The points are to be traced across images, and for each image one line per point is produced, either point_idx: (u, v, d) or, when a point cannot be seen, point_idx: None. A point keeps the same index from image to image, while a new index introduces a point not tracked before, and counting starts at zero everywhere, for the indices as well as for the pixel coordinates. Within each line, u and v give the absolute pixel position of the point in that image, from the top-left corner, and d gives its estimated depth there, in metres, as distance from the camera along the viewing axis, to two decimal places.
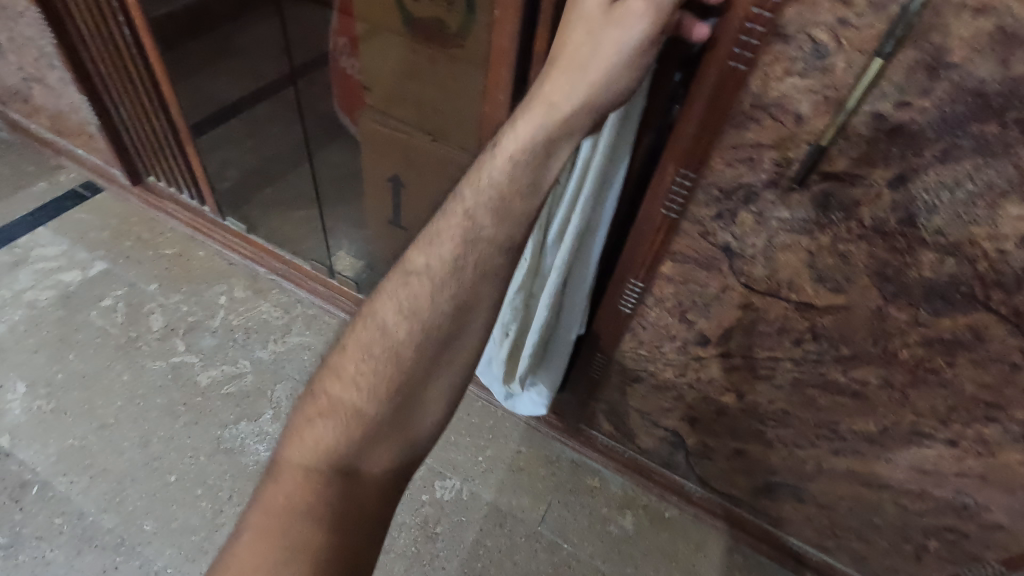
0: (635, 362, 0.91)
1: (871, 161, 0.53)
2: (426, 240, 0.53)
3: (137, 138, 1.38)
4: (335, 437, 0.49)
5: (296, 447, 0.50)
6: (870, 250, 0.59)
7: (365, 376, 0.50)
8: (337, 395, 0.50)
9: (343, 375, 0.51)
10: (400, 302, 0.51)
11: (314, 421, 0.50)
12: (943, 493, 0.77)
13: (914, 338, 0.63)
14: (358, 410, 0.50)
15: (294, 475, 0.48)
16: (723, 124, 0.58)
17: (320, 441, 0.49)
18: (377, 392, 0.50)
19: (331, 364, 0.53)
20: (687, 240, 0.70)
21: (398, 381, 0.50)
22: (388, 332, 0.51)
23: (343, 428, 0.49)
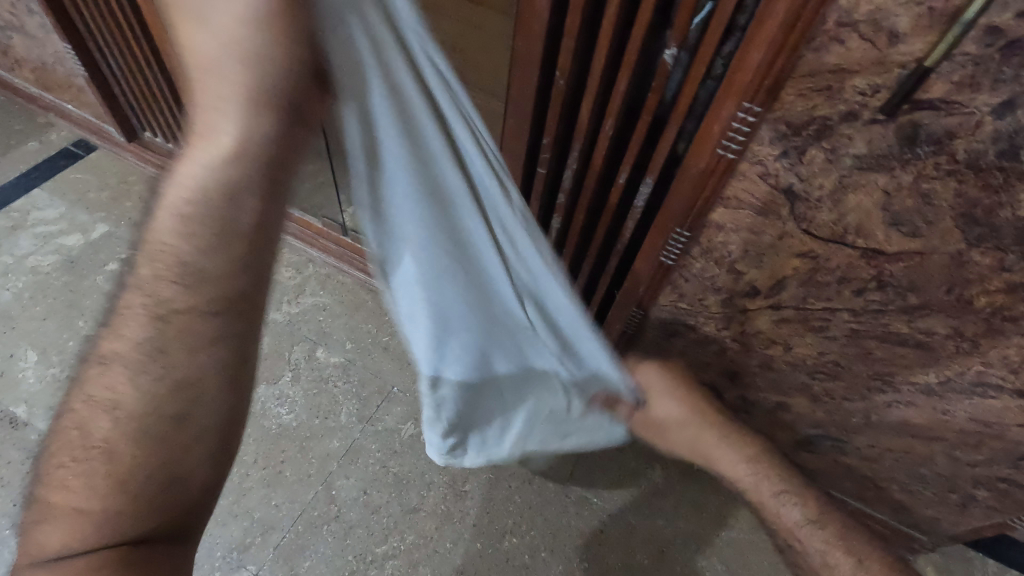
0: (674, 316, 0.87)
1: (976, 85, 0.46)
2: (116, 325, 0.48)
3: (128, 90, 1.29)
4: (59, 544, 0.44)
5: (31, 550, 0.45)
6: (959, 188, 0.53)
7: (92, 463, 0.45)
8: (63, 500, 0.45)
9: (61, 481, 0.46)
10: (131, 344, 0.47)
11: (45, 528, 0.45)
12: (1002, 445, 0.74)
13: (995, 285, 0.58)
14: (79, 512, 0.44)
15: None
16: (799, 47, 0.51)
17: (63, 542, 0.44)
18: (93, 489, 0.44)
19: (44, 471, 0.48)
20: (745, 183, 0.64)
21: (150, 448, 0.45)
22: (90, 434, 0.46)
23: (77, 529, 0.44)
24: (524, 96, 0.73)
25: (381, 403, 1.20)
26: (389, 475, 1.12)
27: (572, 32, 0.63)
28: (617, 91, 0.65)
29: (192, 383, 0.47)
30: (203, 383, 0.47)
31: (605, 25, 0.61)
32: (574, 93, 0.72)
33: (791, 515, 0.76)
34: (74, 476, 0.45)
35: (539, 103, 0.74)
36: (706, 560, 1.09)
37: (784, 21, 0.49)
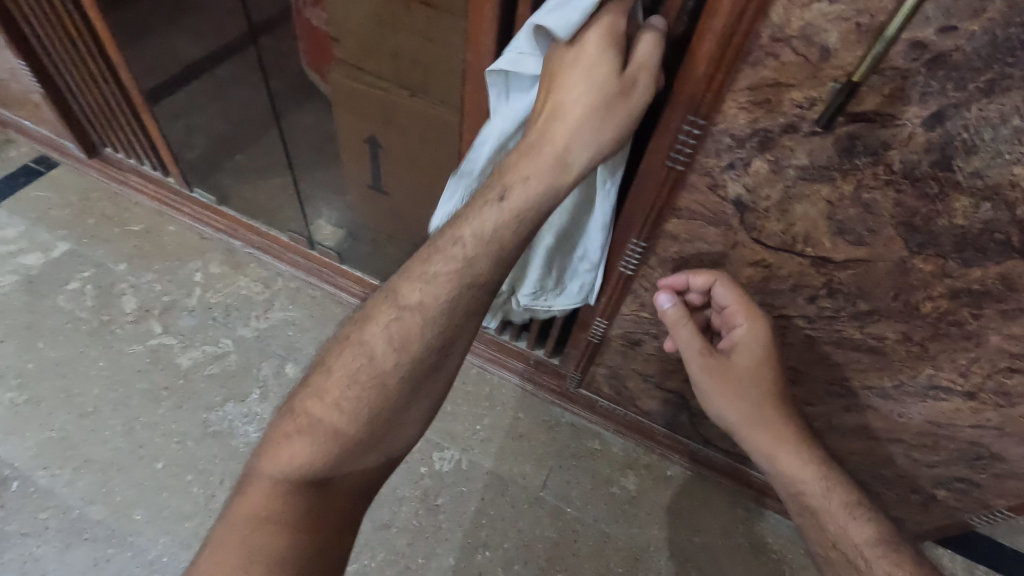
0: (637, 325, 0.87)
1: (905, 98, 0.47)
2: (420, 277, 0.57)
3: (88, 106, 1.27)
4: (310, 454, 0.54)
5: (272, 461, 0.54)
6: (897, 198, 0.54)
7: (346, 391, 0.55)
8: (318, 416, 0.55)
9: (325, 397, 0.56)
10: (381, 341, 0.56)
11: (285, 441, 0.55)
12: (957, 445, 0.75)
13: (938, 291, 0.59)
14: (338, 431, 0.55)
15: (262, 487, 0.53)
16: (738, 62, 0.51)
17: (289, 454, 0.54)
18: (359, 418, 0.55)
19: (309, 382, 0.58)
20: (695, 194, 0.64)
21: (382, 392, 0.55)
22: (375, 361, 0.56)
23: (323, 443, 0.54)
24: (478, 110, 0.73)
25: None
26: None
27: None
28: None
29: (416, 363, 0.56)
30: (456, 342, 0.58)
31: None
32: None
33: (859, 534, 0.66)
34: (336, 396, 0.55)
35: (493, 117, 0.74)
36: (681, 567, 1.09)
37: (723, 36, 0.50)
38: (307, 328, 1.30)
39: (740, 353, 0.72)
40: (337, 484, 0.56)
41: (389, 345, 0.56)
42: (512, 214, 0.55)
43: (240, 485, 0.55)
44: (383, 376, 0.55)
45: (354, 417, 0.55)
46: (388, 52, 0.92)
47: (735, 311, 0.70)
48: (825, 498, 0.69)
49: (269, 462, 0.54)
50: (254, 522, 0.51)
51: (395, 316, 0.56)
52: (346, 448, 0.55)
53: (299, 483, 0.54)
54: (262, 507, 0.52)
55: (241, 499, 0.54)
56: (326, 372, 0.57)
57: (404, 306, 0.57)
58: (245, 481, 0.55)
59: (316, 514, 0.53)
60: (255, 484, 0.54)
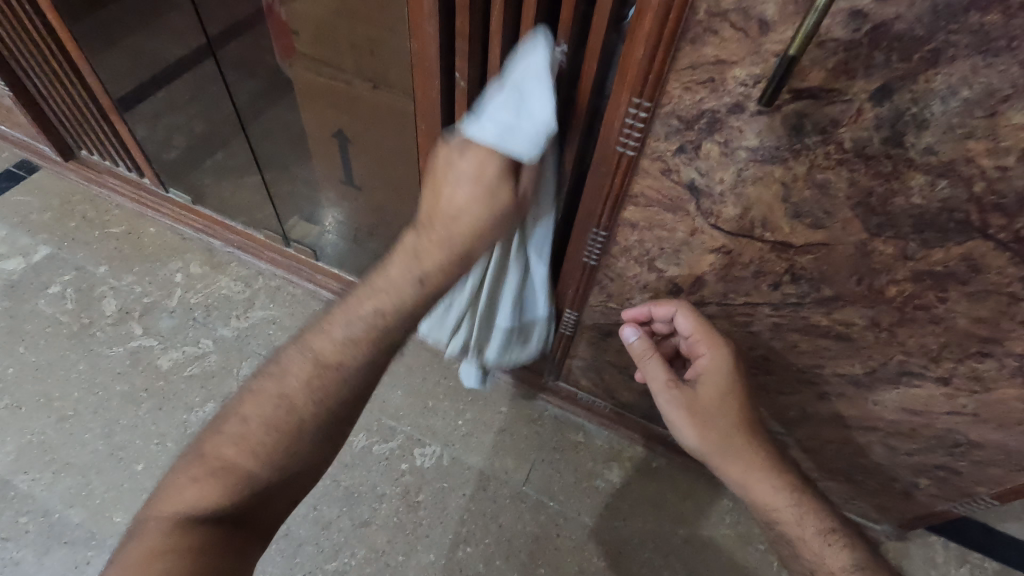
0: (606, 316, 0.85)
1: (850, 71, 0.45)
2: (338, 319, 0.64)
3: (60, 109, 1.26)
4: (215, 494, 0.55)
5: (177, 501, 0.54)
6: (851, 177, 0.51)
7: (263, 435, 0.58)
8: (228, 458, 0.57)
9: (238, 440, 0.58)
10: (306, 384, 0.61)
11: (193, 481, 0.55)
12: (934, 432, 0.73)
13: (902, 274, 0.57)
14: (250, 473, 0.57)
15: (161, 530, 0.52)
16: (677, 39, 0.49)
17: (194, 497, 0.54)
18: (267, 456, 0.57)
19: (218, 424, 0.60)
20: (650, 179, 0.62)
21: (294, 430, 0.59)
22: (287, 397, 0.60)
23: (230, 483, 0.56)
24: (430, 99, 0.71)
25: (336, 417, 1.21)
26: (340, 489, 1.11)
27: (464, 32, 0.61)
28: None
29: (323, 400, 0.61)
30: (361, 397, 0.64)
31: (494, 25, 0.59)
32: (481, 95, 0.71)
33: (836, 562, 0.64)
34: (251, 438, 0.58)
35: (446, 106, 0.72)
36: (664, 560, 1.08)
37: (658, 12, 0.47)
38: (287, 326, 1.29)
39: (706, 383, 0.73)
40: (240, 526, 0.56)
41: (310, 388, 0.61)
42: (433, 282, 0.65)
43: (134, 533, 0.52)
44: (298, 416, 0.59)
45: (268, 458, 0.57)
46: (347, 42, 0.90)
47: (697, 339, 0.72)
48: (800, 526, 0.67)
49: (170, 502, 0.54)
50: (154, 560, 0.49)
51: (319, 366, 0.62)
52: (259, 489, 0.57)
53: (197, 526, 0.53)
54: (160, 543, 0.50)
55: (136, 544, 0.51)
56: (241, 420, 0.59)
57: (330, 355, 0.62)
58: (139, 530, 0.53)
59: (216, 555, 0.52)
60: (149, 532, 0.52)
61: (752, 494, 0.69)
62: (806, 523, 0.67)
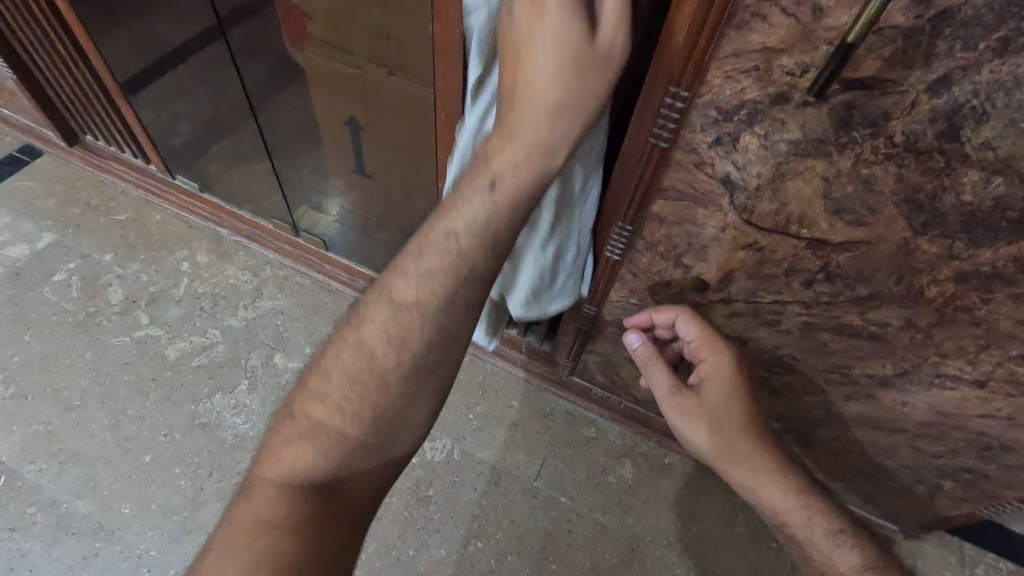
0: (627, 312, 0.83)
1: (908, 60, 0.42)
2: (415, 256, 0.55)
3: (64, 92, 1.23)
4: (311, 460, 0.52)
5: (277, 463, 0.52)
6: (899, 173, 0.49)
7: (347, 393, 0.53)
8: (319, 419, 0.53)
9: (326, 400, 0.54)
10: (381, 334, 0.55)
11: (288, 443, 0.53)
12: (964, 435, 0.71)
13: (945, 274, 0.55)
14: (341, 433, 0.53)
15: (269, 495, 0.51)
16: (721, 25, 0.46)
17: (288, 462, 0.52)
18: (362, 417, 0.53)
19: (308, 386, 0.56)
20: (681, 172, 0.60)
21: (380, 391, 0.54)
22: (375, 360, 0.54)
23: (326, 447, 0.53)
24: (451, 86, 0.68)
25: None
26: None
27: None
28: None
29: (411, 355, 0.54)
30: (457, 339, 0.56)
31: None
32: None
33: (846, 563, 0.68)
34: (338, 398, 0.53)
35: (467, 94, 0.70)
36: (677, 557, 1.07)
37: None
38: (296, 317, 1.27)
39: (712, 388, 0.74)
40: (346, 489, 0.53)
41: (389, 337, 0.54)
42: (502, 204, 0.52)
43: (242, 491, 0.52)
44: (384, 373, 0.54)
45: (353, 417, 0.53)
46: (362, 26, 0.87)
47: (698, 344, 0.74)
48: (808, 526, 0.71)
49: (269, 467, 0.52)
50: (256, 532, 0.49)
51: (396, 307, 0.55)
52: (347, 450, 0.53)
53: (300, 492, 0.51)
54: (268, 512, 0.50)
55: (244, 507, 0.51)
56: (326, 374, 0.55)
57: (406, 298, 0.55)
58: (246, 489, 0.53)
59: (323, 523, 0.51)
60: (258, 493, 0.52)
61: (764, 497, 0.74)
62: (814, 523, 0.71)
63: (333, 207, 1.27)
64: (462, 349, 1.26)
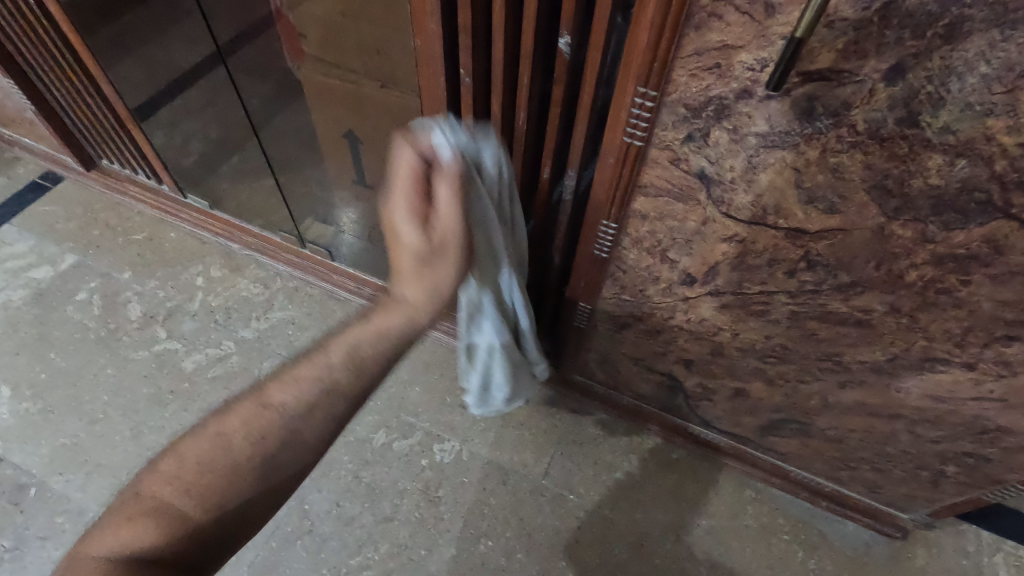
0: (621, 309, 0.84)
1: (861, 51, 0.43)
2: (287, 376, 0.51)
3: (80, 119, 1.30)
4: (146, 541, 0.43)
5: (108, 541, 0.44)
6: (866, 160, 0.50)
7: (196, 479, 0.46)
8: (165, 499, 0.45)
9: (174, 478, 0.46)
10: (250, 427, 0.48)
11: (130, 519, 0.45)
12: (961, 419, 0.71)
13: (922, 257, 0.55)
14: (183, 520, 0.45)
15: (86, 574, 0.42)
16: (681, 25, 0.48)
17: (125, 537, 0.43)
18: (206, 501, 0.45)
19: (162, 460, 0.48)
20: (659, 170, 0.61)
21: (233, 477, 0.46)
22: (229, 445, 0.47)
23: (164, 530, 0.44)
24: (436, 97, 0.71)
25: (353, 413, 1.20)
26: (361, 485, 1.12)
27: (467, 28, 0.61)
28: (523, 85, 0.64)
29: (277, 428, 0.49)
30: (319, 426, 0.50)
31: (498, 18, 0.59)
32: (486, 90, 0.70)
33: None
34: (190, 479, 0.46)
35: (453, 103, 0.72)
36: (686, 551, 1.07)
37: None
38: (306, 327, 1.31)
39: None
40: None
41: (256, 425, 0.49)
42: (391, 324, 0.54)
43: (64, 567, 0.43)
44: (237, 458, 0.47)
45: (207, 500, 0.45)
46: (354, 42, 0.91)
47: None
48: None
49: (97, 542, 0.44)
50: None
51: (261, 405, 0.49)
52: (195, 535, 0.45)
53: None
54: None
55: None
56: (181, 456, 0.47)
57: (272, 401, 0.50)
58: (70, 564, 0.43)
59: None
60: (80, 570, 0.42)
61: None
62: None
63: (349, 220, 1.31)
64: None
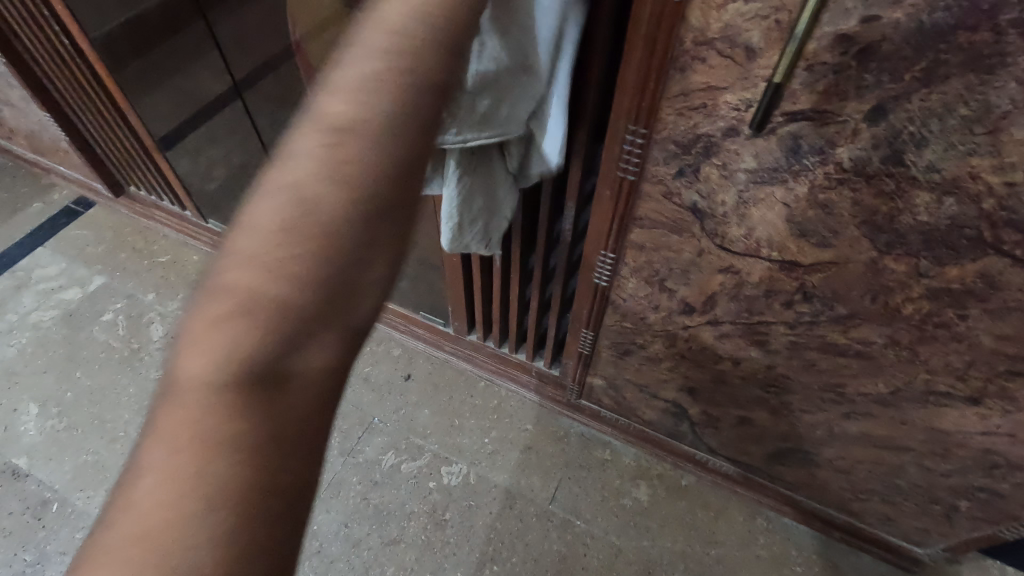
0: (623, 336, 0.84)
1: (842, 93, 0.44)
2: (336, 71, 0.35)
3: (109, 148, 1.36)
4: (245, 343, 0.30)
5: (186, 372, 0.30)
6: (854, 197, 0.50)
7: (277, 236, 0.31)
8: (248, 281, 0.30)
9: (256, 243, 0.31)
10: (257, 262, 0.31)
11: (213, 323, 0.30)
12: (970, 453, 0.69)
13: (917, 292, 0.55)
14: (281, 296, 0.30)
15: (192, 398, 0.29)
16: (666, 68, 0.49)
17: (208, 343, 0.30)
18: (302, 266, 0.30)
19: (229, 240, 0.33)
20: (652, 203, 0.62)
21: (331, 222, 0.31)
22: (313, 170, 0.32)
23: (264, 318, 0.30)
24: None
25: (362, 434, 1.22)
26: (369, 507, 1.13)
27: None
28: None
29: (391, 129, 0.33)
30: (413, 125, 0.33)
31: None
32: None
33: None
34: (269, 242, 0.31)
35: None
36: None
37: (646, 42, 0.48)
38: None
39: None
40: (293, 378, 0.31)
41: (273, 245, 0.31)
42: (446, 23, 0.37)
43: (155, 399, 0.30)
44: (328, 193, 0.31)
45: (276, 333, 0.30)
46: None
47: None
48: None
49: (187, 360, 0.30)
50: (190, 463, 0.28)
51: (247, 244, 0.31)
52: (269, 431, 0.29)
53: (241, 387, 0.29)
54: (198, 437, 0.28)
55: (158, 428, 0.29)
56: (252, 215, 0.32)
57: (264, 222, 0.31)
58: (161, 396, 0.30)
59: (280, 440, 0.29)
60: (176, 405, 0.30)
61: None
62: None
63: None
64: (478, 374, 1.29)
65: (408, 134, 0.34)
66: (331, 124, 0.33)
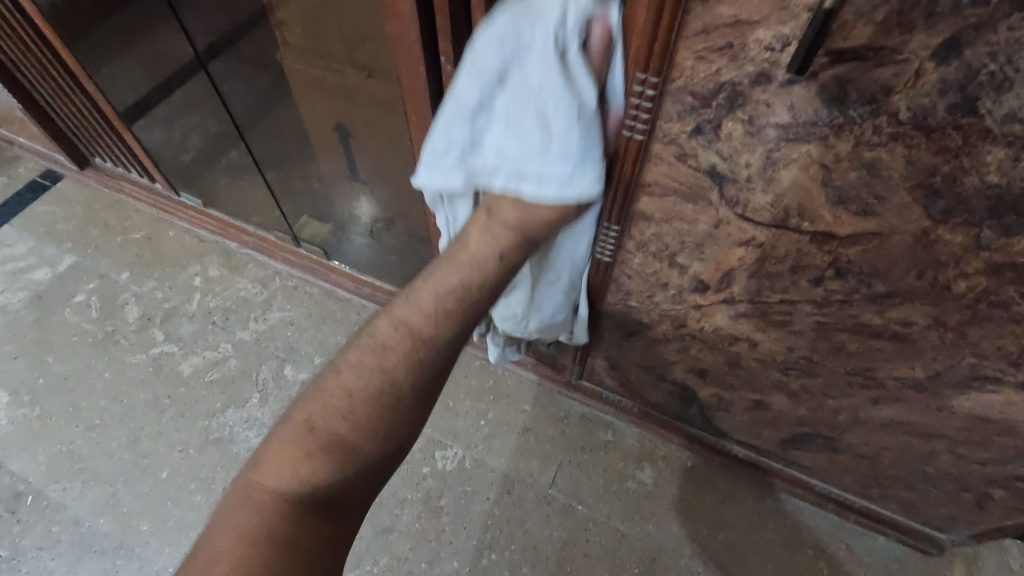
0: (627, 315, 0.77)
1: (906, 23, 0.35)
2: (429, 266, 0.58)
3: (68, 116, 1.26)
4: (326, 476, 0.47)
5: (268, 479, 0.47)
6: (908, 154, 0.42)
7: (368, 407, 0.50)
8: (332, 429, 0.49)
9: (330, 403, 0.50)
10: (337, 418, 0.49)
11: (292, 454, 0.48)
12: (1012, 442, 0.63)
13: (973, 267, 0.47)
14: (354, 448, 0.49)
15: (265, 506, 0.45)
16: (681, 2, 0.40)
17: (301, 469, 0.47)
18: (372, 430, 0.50)
19: (316, 388, 0.52)
20: (663, 167, 0.54)
21: (395, 409, 0.51)
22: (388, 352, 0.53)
23: (340, 460, 0.48)
24: (416, 89, 0.65)
25: None
26: None
27: (443, 9, 0.53)
28: None
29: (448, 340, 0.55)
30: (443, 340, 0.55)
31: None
32: None
33: None
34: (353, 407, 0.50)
35: (436, 97, 0.66)
36: (702, 567, 1.01)
37: None
38: (304, 328, 1.27)
39: None
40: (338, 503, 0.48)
41: (350, 412, 0.50)
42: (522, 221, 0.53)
43: (237, 497, 0.47)
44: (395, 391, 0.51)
45: (343, 468, 0.48)
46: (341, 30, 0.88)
47: None
48: None
49: (266, 473, 0.47)
50: (257, 540, 0.44)
51: (328, 399, 0.51)
52: (317, 541, 0.46)
53: (308, 506, 0.46)
54: (268, 530, 0.44)
55: (237, 512, 0.46)
56: (344, 391, 0.51)
57: (346, 384, 0.51)
58: (240, 493, 0.47)
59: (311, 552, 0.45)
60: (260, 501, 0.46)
61: None
62: None
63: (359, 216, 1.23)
64: (473, 354, 1.22)
65: (449, 344, 0.55)
66: (406, 328, 0.54)
